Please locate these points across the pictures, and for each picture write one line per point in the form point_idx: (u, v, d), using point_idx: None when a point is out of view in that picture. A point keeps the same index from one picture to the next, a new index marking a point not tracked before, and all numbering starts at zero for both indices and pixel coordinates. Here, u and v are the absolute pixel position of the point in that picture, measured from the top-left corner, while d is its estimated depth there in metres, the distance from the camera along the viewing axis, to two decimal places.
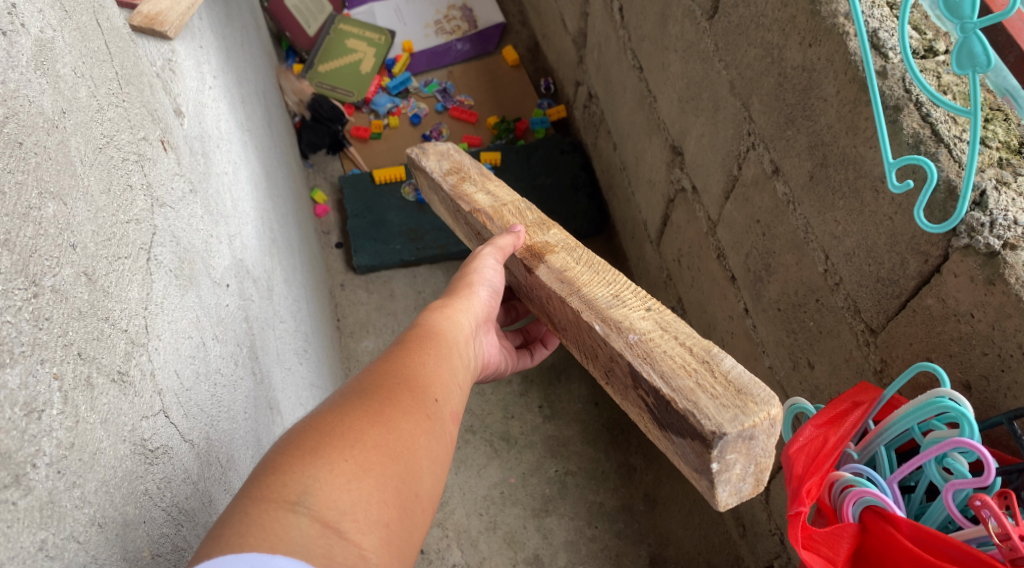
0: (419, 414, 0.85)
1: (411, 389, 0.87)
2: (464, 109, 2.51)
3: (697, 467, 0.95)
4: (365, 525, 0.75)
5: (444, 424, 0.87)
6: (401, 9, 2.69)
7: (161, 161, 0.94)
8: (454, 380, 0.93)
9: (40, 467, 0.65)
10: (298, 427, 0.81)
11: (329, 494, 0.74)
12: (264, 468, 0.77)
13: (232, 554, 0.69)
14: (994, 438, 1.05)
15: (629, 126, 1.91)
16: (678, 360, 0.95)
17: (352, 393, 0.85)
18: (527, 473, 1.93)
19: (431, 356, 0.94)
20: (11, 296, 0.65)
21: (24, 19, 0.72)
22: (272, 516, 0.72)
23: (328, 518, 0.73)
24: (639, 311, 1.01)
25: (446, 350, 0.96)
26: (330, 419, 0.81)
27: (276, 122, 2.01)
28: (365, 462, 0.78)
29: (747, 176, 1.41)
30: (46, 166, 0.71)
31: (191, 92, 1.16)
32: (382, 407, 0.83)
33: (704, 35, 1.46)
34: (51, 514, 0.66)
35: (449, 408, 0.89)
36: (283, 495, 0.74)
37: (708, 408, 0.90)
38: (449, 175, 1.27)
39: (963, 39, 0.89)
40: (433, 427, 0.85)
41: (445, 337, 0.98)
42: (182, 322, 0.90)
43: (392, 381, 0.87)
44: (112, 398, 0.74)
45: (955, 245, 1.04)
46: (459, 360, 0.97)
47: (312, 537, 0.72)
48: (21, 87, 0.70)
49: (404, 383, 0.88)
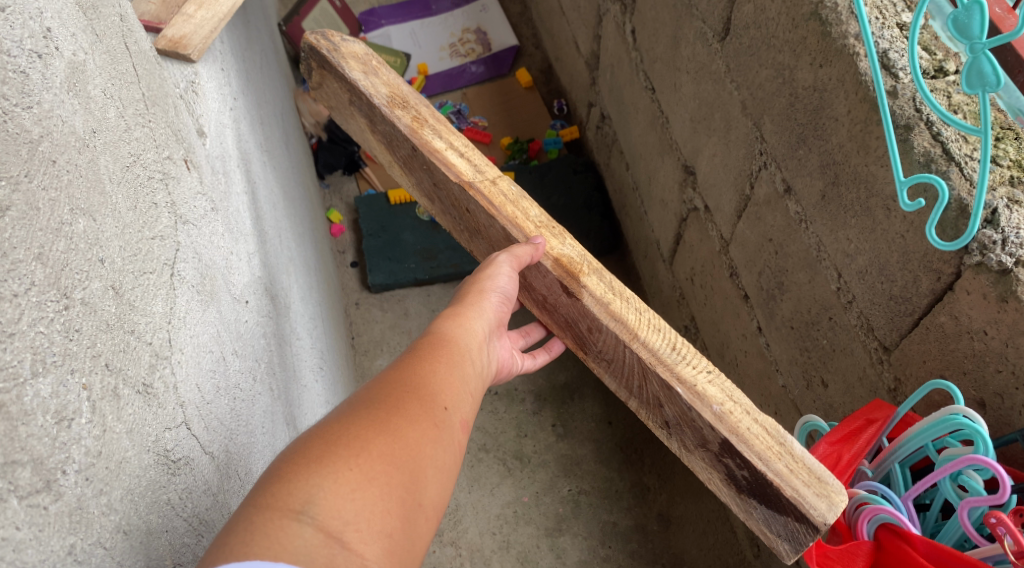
0: (426, 424, 0.86)
1: (418, 398, 0.88)
2: (478, 130, 2.53)
3: (781, 532, 1.00)
4: (368, 535, 0.75)
5: (452, 432, 0.88)
6: (416, 32, 2.72)
7: (184, 180, 0.96)
8: (463, 388, 0.94)
9: (70, 473, 0.67)
10: (305, 436, 0.82)
11: (333, 504, 0.75)
12: (270, 476, 0.78)
13: (236, 562, 0.70)
14: (1010, 455, 1.05)
15: (642, 145, 1.93)
16: (762, 441, 0.98)
17: (359, 403, 0.86)
18: (541, 492, 1.94)
19: (441, 365, 0.95)
20: (44, 308, 0.67)
21: (59, 43, 0.74)
22: (277, 524, 0.73)
23: (332, 528, 0.74)
24: (703, 373, 1.03)
25: (456, 360, 0.97)
26: (336, 428, 0.82)
27: (293, 142, 2.04)
28: (369, 471, 0.79)
29: (760, 195, 1.42)
30: (77, 183, 0.73)
31: (213, 113, 1.19)
32: (388, 417, 0.84)
33: (716, 56, 1.47)
34: (80, 520, 0.67)
35: (457, 417, 0.90)
36: (288, 504, 0.75)
37: (810, 496, 0.95)
38: (399, 112, 1.25)
39: (972, 59, 0.90)
40: (439, 436, 0.86)
41: (455, 346, 0.99)
42: (204, 337, 0.91)
43: (399, 390, 0.88)
44: (138, 409, 0.76)
45: (967, 262, 1.05)
46: (470, 368, 0.98)
47: (316, 546, 0.73)
48: (56, 107, 0.72)
49: (411, 392, 0.89)
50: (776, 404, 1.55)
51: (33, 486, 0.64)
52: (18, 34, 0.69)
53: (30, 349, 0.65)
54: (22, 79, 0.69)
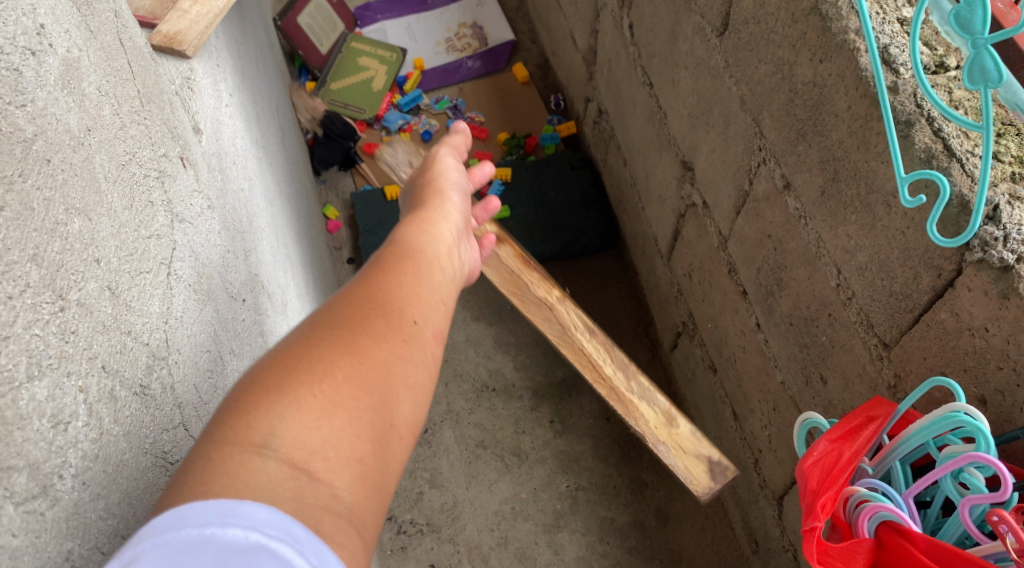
0: (394, 341, 0.84)
1: (383, 315, 0.86)
2: (475, 125, 2.52)
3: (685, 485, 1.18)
4: (337, 464, 0.74)
5: (421, 346, 0.87)
6: (412, 26, 2.70)
7: (180, 177, 0.95)
8: (432, 300, 0.93)
9: (67, 478, 0.66)
10: (265, 360, 0.79)
11: (297, 434, 0.73)
12: (231, 404, 0.76)
13: (195, 502, 0.67)
14: (1010, 453, 1.05)
15: (640, 141, 1.92)
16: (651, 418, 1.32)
17: (321, 323, 0.84)
18: (539, 488, 1.93)
19: (407, 278, 0.94)
20: (40, 310, 0.66)
21: (52, 39, 0.73)
22: (239, 460, 0.71)
23: (297, 460, 0.72)
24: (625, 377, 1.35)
25: (422, 270, 0.97)
26: (297, 351, 0.80)
27: (289, 138, 2.03)
28: (335, 397, 0.77)
29: (759, 191, 1.42)
30: (72, 182, 0.72)
31: (208, 109, 1.18)
32: (353, 338, 0.82)
33: (715, 51, 1.47)
34: (76, 525, 0.67)
35: (427, 330, 0.89)
36: (249, 437, 0.72)
37: (693, 471, 1.29)
38: None
39: (974, 55, 0.89)
40: (409, 351, 0.85)
41: (420, 259, 0.98)
42: (201, 336, 0.91)
43: (363, 308, 0.86)
44: (135, 412, 0.75)
45: (969, 259, 1.04)
46: (437, 280, 0.97)
47: (281, 480, 0.71)
48: (49, 105, 0.71)
49: (375, 309, 0.87)
50: (774, 401, 1.55)
51: (29, 492, 0.63)
52: (11, 31, 0.68)
53: (25, 352, 0.64)
54: (15, 77, 0.68)
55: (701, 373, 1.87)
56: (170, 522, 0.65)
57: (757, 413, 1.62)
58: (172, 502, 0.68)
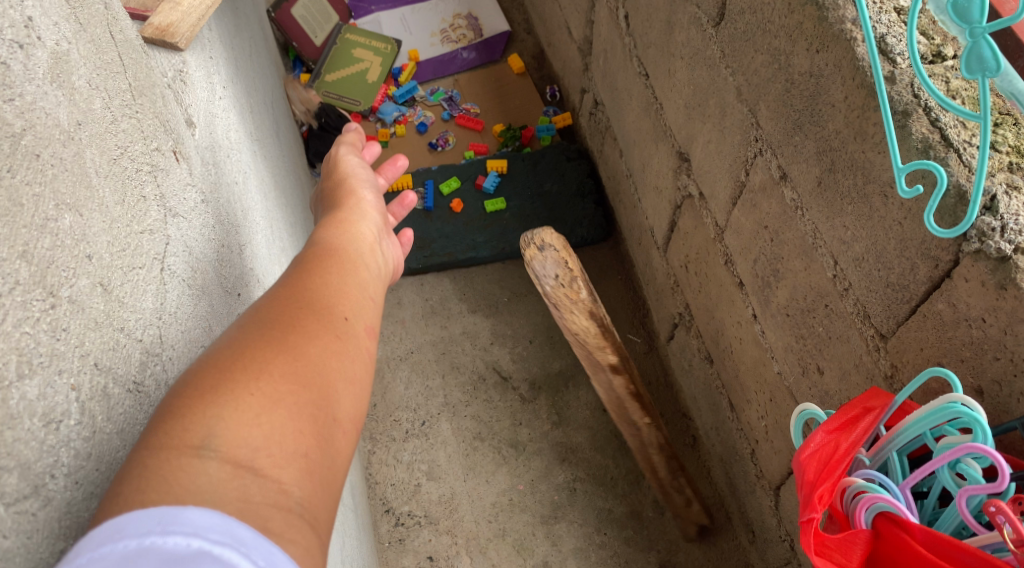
0: (327, 337, 0.84)
1: (312, 313, 0.86)
2: (470, 117, 2.50)
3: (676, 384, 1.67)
4: (282, 459, 0.73)
5: (355, 341, 0.87)
6: (407, 18, 2.68)
7: (172, 172, 0.94)
8: (360, 295, 0.93)
9: (58, 478, 0.66)
10: (194, 366, 0.78)
11: (237, 432, 0.72)
12: (165, 410, 0.74)
13: (136, 513, 0.65)
14: (1007, 443, 1.05)
15: (635, 132, 1.91)
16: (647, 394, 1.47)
17: (250, 326, 0.83)
18: (536, 479, 1.93)
19: (332, 275, 0.93)
20: (30, 308, 0.65)
21: (40, 32, 0.73)
22: (176, 462, 0.69)
23: (240, 458, 0.71)
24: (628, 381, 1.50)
25: (347, 268, 0.95)
26: (227, 354, 0.79)
27: (283, 131, 2.02)
28: (274, 393, 0.76)
29: (755, 182, 1.41)
30: (62, 177, 0.71)
31: (202, 102, 1.17)
32: (284, 336, 0.82)
33: (711, 41, 1.46)
34: (70, 525, 0.67)
35: (359, 325, 0.89)
36: (186, 441, 0.71)
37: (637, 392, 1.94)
38: None
39: (972, 43, 0.88)
40: (343, 346, 0.85)
41: (346, 254, 0.98)
42: (196, 331, 0.90)
43: (290, 309, 0.85)
44: (128, 410, 0.75)
45: (965, 250, 1.04)
46: (365, 275, 0.97)
47: (225, 479, 0.70)
48: (38, 100, 0.71)
49: (303, 308, 0.86)
50: (771, 391, 1.55)
51: (20, 492, 0.62)
52: None
53: (16, 350, 0.63)
54: (2, 71, 0.67)
55: (697, 364, 1.87)
56: (108, 533, 0.63)
57: (754, 404, 1.62)
58: (114, 511, 0.66)
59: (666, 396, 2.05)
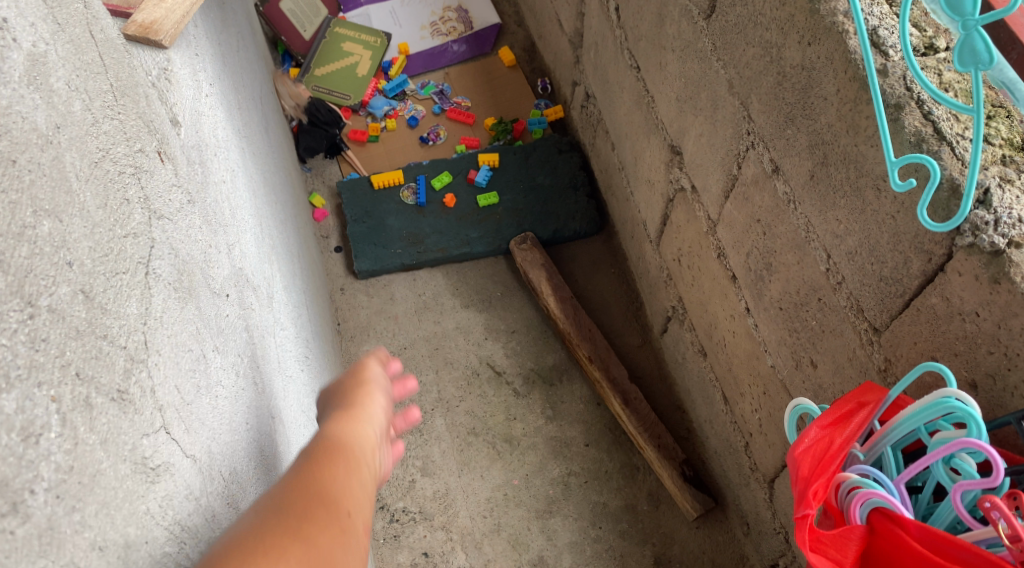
0: (333, 529, 0.82)
1: (323, 510, 0.83)
2: (461, 110, 2.48)
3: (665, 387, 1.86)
4: None
5: (358, 540, 0.84)
6: (397, 11, 2.65)
7: (157, 173, 0.93)
8: (367, 499, 0.88)
9: (38, 493, 0.65)
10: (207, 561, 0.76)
11: None
12: None
13: None
14: (1001, 438, 1.05)
15: (627, 125, 1.90)
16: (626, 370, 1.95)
17: (264, 519, 0.80)
18: (531, 474, 1.92)
19: (339, 474, 0.88)
20: (7, 318, 0.64)
21: (16, 33, 0.71)
22: None
23: None
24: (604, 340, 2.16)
25: (354, 467, 0.90)
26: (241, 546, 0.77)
27: (273, 127, 2.00)
28: None
29: (747, 175, 1.40)
30: (40, 183, 0.70)
31: (187, 101, 1.15)
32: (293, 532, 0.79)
33: (702, 34, 1.45)
34: (51, 541, 0.65)
35: (361, 525, 0.85)
36: None
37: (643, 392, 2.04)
38: None
39: (965, 36, 0.87)
40: (347, 542, 0.82)
41: (354, 455, 0.91)
42: (182, 335, 0.89)
43: (302, 508, 0.82)
44: (112, 418, 0.73)
45: (959, 243, 1.03)
46: (369, 475, 0.91)
47: None
48: (14, 103, 0.69)
49: (313, 506, 0.83)
50: (764, 384, 1.54)
51: None
52: None
53: None
54: None
55: (690, 357, 1.87)
56: None
57: (748, 397, 1.62)
58: None
59: (660, 389, 2.05)
